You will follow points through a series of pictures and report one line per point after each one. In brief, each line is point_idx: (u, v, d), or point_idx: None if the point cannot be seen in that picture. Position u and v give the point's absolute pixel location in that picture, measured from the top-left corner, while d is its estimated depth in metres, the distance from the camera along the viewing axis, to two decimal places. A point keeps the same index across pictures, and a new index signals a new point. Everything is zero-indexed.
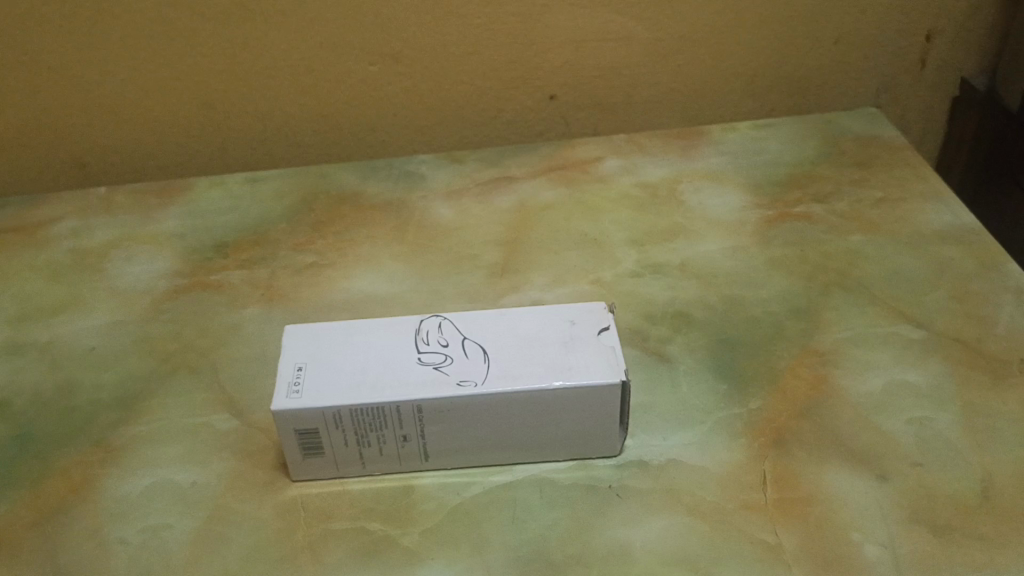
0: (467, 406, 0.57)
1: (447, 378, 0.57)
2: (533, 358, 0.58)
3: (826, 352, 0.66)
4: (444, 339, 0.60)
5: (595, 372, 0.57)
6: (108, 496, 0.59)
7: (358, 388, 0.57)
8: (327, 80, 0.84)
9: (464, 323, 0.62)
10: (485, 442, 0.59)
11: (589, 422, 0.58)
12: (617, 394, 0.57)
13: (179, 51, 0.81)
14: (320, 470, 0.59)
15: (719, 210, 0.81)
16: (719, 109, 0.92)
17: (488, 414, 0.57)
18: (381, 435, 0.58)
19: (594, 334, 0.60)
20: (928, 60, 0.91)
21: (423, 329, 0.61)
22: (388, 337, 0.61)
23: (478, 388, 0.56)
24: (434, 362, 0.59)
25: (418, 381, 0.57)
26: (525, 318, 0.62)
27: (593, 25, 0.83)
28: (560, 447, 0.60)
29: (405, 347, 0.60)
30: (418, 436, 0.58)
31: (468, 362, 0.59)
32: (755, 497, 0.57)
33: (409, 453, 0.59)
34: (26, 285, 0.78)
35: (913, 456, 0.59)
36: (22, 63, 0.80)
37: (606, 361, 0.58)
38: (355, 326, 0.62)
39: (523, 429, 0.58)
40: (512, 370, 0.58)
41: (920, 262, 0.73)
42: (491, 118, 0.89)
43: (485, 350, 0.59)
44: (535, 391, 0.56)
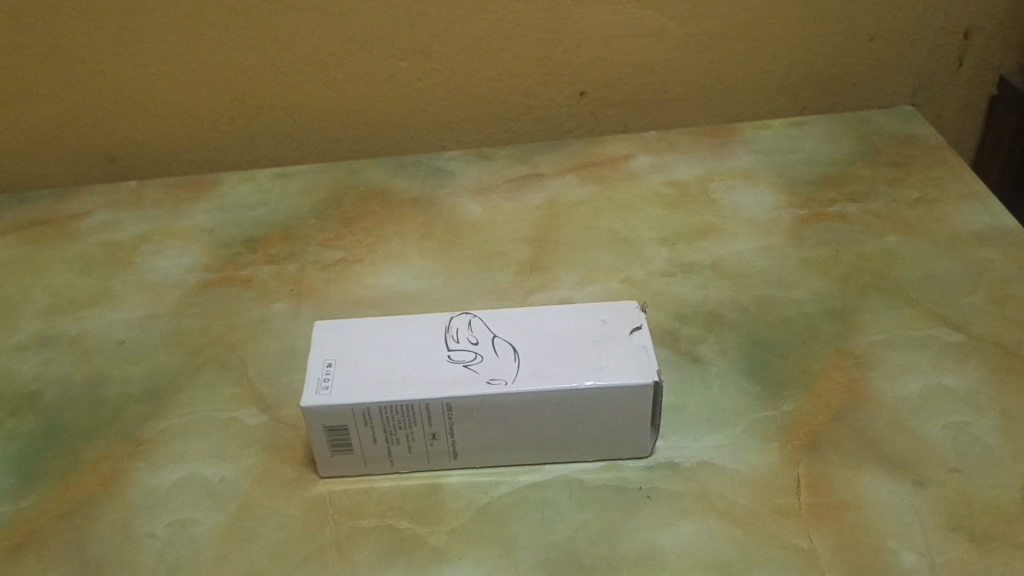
0: (496, 405, 0.56)
1: (477, 377, 0.57)
2: (563, 357, 0.58)
3: (861, 354, 0.65)
4: (474, 337, 0.60)
5: (627, 371, 0.56)
6: (137, 490, 0.59)
7: (387, 385, 0.56)
8: (357, 76, 0.84)
9: (493, 321, 0.61)
10: (514, 441, 0.58)
11: (620, 423, 0.57)
12: (649, 394, 0.56)
13: (211, 46, 0.81)
14: (348, 467, 0.59)
15: (751, 209, 0.80)
16: (752, 107, 0.91)
17: (517, 413, 0.57)
18: (410, 432, 0.57)
19: (627, 333, 0.59)
20: (966, 58, 0.89)
21: (452, 327, 0.61)
22: (417, 334, 0.60)
23: (507, 387, 0.56)
24: (463, 360, 0.58)
25: (448, 380, 0.56)
26: (555, 316, 0.61)
27: (625, 21, 0.83)
28: (590, 448, 0.59)
29: (435, 344, 0.60)
30: (447, 434, 0.57)
31: (498, 360, 0.58)
32: (788, 501, 0.56)
33: (438, 451, 0.58)
34: (57, 277, 0.78)
35: (950, 462, 0.57)
36: (55, 57, 0.81)
37: (638, 361, 0.57)
38: (384, 322, 0.61)
39: (553, 429, 0.58)
40: (543, 369, 0.57)
41: (958, 263, 0.72)
42: (520, 114, 0.89)
43: (515, 348, 0.59)
44: (566, 391, 0.56)
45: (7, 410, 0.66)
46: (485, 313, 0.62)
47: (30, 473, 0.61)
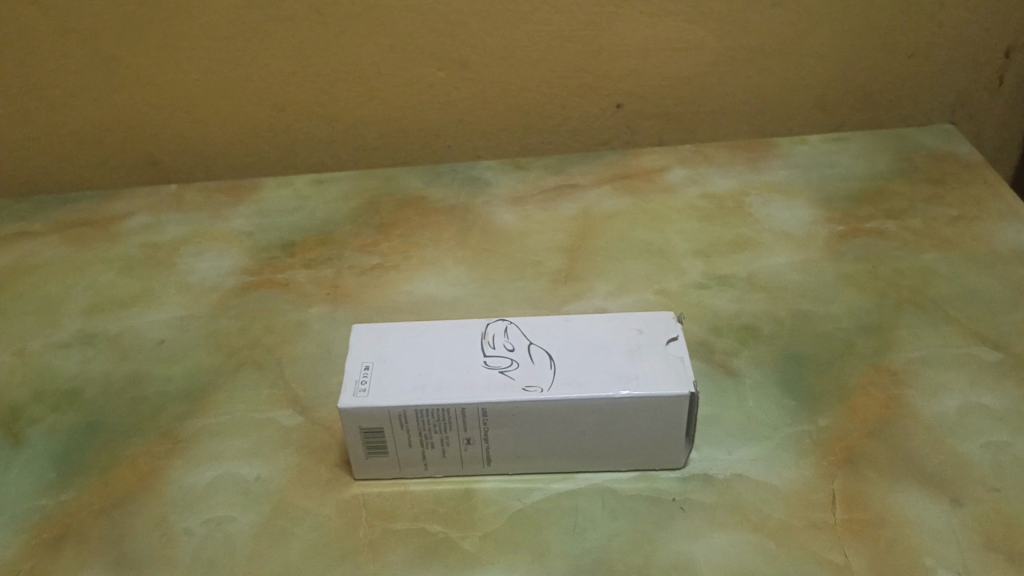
0: (532, 412, 0.56)
1: (513, 383, 0.57)
2: (598, 365, 0.58)
3: (898, 371, 0.64)
4: (510, 343, 0.60)
5: (663, 380, 0.56)
6: (174, 487, 0.60)
7: (423, 388, 0.57)
8: (395, 86, 0.85)
9: (529, 328, 0.61)
10: (549, 448, 0.58)
11: (655, 433, 0.57)
12: (685, 405, 0.56)
13: (254, 52, 0.82)
14: (383, 470, 0.60)
15: (787, 223, 0.80)
16: (788, 121, 0.91)
17: (552, 421, 0.57)
18: (445, 436, 0.58)
19: (663, 342, 0.59)
20: (1007, 77, 0.88)
21: (489, 333, 0.61)
22: (455, 339, 0.61)
23: (543, 394, 0.56)
24: (499, 366, 0.58)
25: (484, 385, 0.57)
26: (591, 325, 0.61)
27: (663, 34, 0.83)
28: (623, 457, 0.59)
29: (471, 349, 0.60)
30: (481, 440, 0.58)
31: (533, 367, 0.58)
32: (823, 516, 0.55)
33: (472, 456, 0.59)
34: (99, 277, 0.80)
35: (989, 481, 0.57)
36: (102, 62, 0.83)
37: (674, 372, 0.57)
38: (421, 327, 0.62)
39: (587, 437, 0.58)
40: (578, 378, 0.57)
41: (996, 282, 0.71)
42: (556, 125, 0.89)
43: (551, 355, 0.59)
44: (601, 399, 0.56)
45: (50, 405, 0.67)
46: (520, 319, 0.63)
47: (70, 468, 0.62)
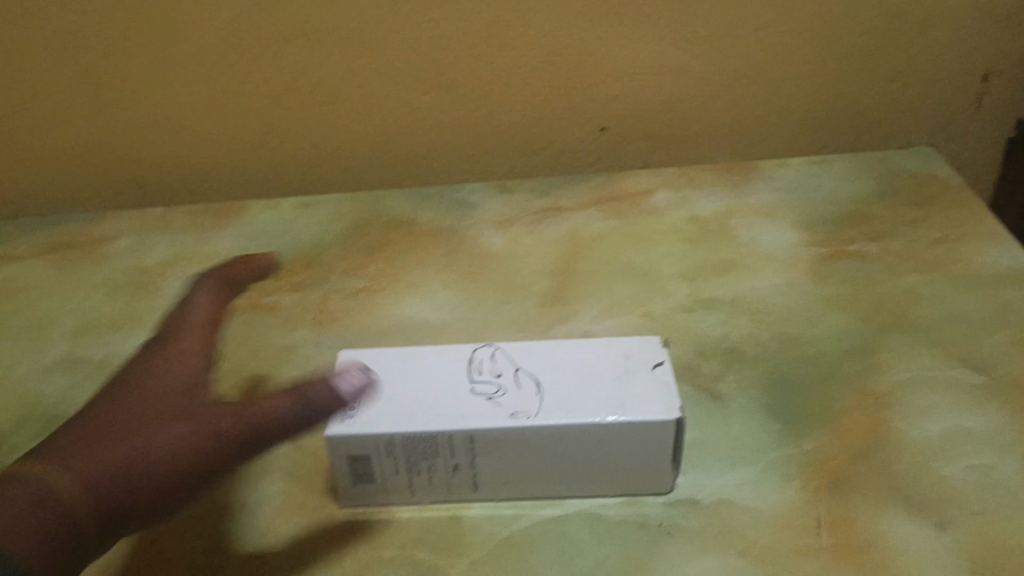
0: (519, 438, 0.56)
1: (500, 410, 0.57)
2: (585, 391, 0.58)
3: (882, 394, 0.65)
4: (498, 370, 0.61)
5: (650, 406, 0.57)
6: (159, 514, 0.60)
7: (410, 415, 0.57)
8: (382, 109, 0.86)
9: (516, 355, 0.62)
10: (537, 474, 0.58)
11: (642, 457, 0.57)
12: (672, 430, 0.56)
13: (241, 75, 0.83)
14: (370, 498, 0.59)
15: (771, 246, 0.80)
16: (772, 144, 0.92)
17: (539, 447, 0.57)
18: (432, 463, 0.58)
19: (649, 367, 0.60)
20: (986, 100, 0.90)
21: (476, 359, 0.62)
22: (442, 366, 0.61)
23: (530, 421, 0.56)
24: (486, 392, 0.59)
25: (471, 412, 0.57)
26: (578, 351, 0.62)
27: (648, 58, 0.84)
28: (610, 483, 0.59)
29: (458, 376, 0.60)
30: (469, 466, 0.58)
31: (520, 394, 0.58)
32: (810, 541, 0.56)
33: (459, 482, 0.59)
34: (84, 301, 0.79)
35: (972, 504, 0.57)
36: (88, 84, 0.82)
37: (661, 397, 0.57)
38: (408, 353, 0.62)
39: (574, 463, 0.58)
40: (565, 403, 0.57)
41: (978, 304, 0.72)
42: (542, 147, 0.90)
43: (538, 381, 0.59)
44: (587, 425, 0.56)
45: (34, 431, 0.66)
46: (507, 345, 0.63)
47: None
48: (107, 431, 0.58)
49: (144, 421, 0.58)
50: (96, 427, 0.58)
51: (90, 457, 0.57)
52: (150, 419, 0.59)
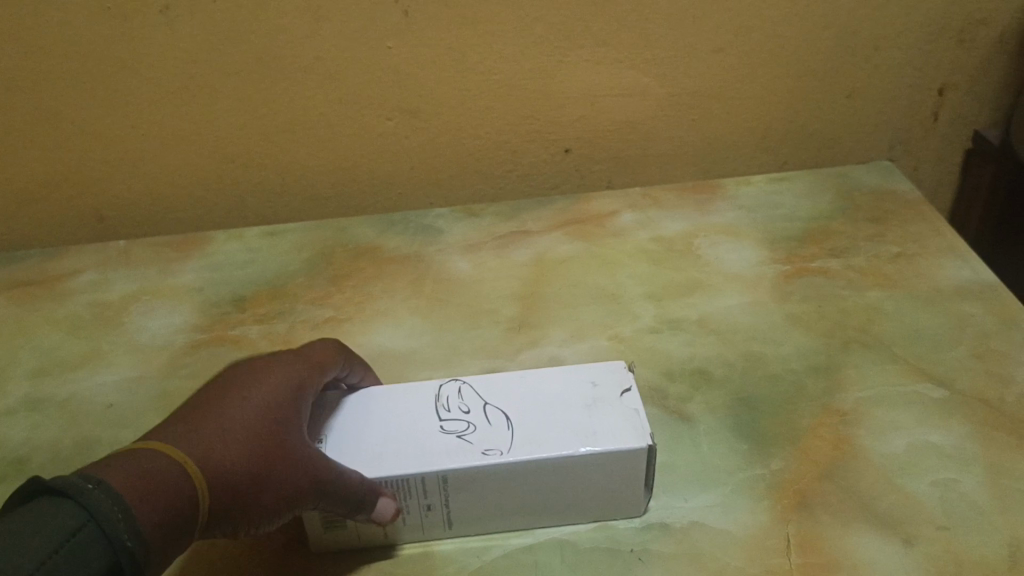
0: (494, 475, 0.56)
1: (472, 448, 0.57)
2: (556, 423, 0.58)
3: (847, 412, 0.66)
4: (465, 406, 0.61)
5: (622, 434, 0.57)
6: None
7: (379, 457, 0.57)
8: (346, 137, 0.85)
9: (483, 389, 0.62)
10: (511, 508, 0.58)
11: (617, 486, 0.58)
12: (644, 458, 0.57)
13: (202, 106, 0.82)
14: (339, 544, 0.58)
15: (736, 264, 0.81)
16: (734, 162, 0.93)
17: (512, 483, 0.57)
18: (405, 504, 0.57)
19: (619, 394, 0.60)
20: (942, 114, 0.91)
21: (443, 394, 0.62)
22: (410, 403, 0.61)
23: (504, 457, 0.56)
24: (456, 430, 0.59)
25: (443, 451, 0.57)
26: (545, 381, 0.62)
27: (609, 81, 0.84)
28: (583, 512, 0.59)
29: (427, 413, 0.60)
30: (442, 505, 0.57)
31: (491, 430, 0.58)
32: (780, 562, 0.56)
33: (433, 522, 0.58)
34: (45, 339, 0.78)
35: (938, 519, 0.58)
36: (45, 119, 0.81)
37: (632, 425, 0.58)
38: (371, 394, 0.62)
39: (547, 495, 0.58)
40: (538, 438, 0.57)
41: (939, 319, 0.73)
42: (507, 171, 0.90)
43: (507, 416, 0.59)
44: (561, 459, 0.56)
45: None
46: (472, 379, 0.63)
47: None
48: (249, 454, 0.48)
49: (287, 462, 0.50)
50: (252, 450, 0.49)
51: (217, 453, 0.48)
52: (279, 430, 0.51)
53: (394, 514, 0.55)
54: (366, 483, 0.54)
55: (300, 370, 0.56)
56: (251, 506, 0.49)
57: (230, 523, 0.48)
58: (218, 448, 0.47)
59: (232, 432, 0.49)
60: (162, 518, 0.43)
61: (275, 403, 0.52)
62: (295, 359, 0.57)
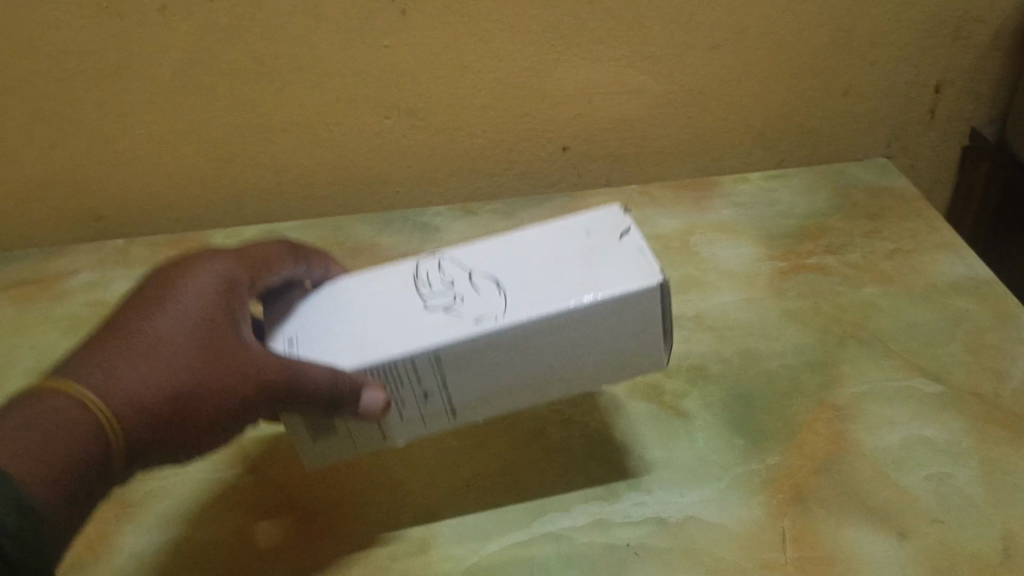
0: (491, 343, 0.54)
1: (461, 318, 0.55)
2: (549, 281, 0.56)
3: (842, 407, 0.66)
4: (448, 279, 0.59)
5: (622, 276, 0.54)
6: (121, 555, 0.59)
7: (362, 347, 0.55)
8: (343, 135, 0.86)
9: (466, 261, 0.60)
10: (514, 384, 0.56)
11: (628, 340, 0.55)
12: (655, 298, 0.54)
13: (199, 105, 0.82)
14: (333, 450, 0.58)
15: (731, 261, 0.81)
16: (729, 160, 0.93)
17: (509, 353, 0.55)
18: (401, 393, 0.56)
19: (613, 236, 0.58)
20: (938, 111, 0.92)
21: (423, 273, 0.60)
22: (390, 289, 0.60)
23: (496, 322, 0.54)
24: (442, 303, 0.57)
25: (428, 328, 0.55)
26: (535, 241, 0.60)
27: (605, 79, 0.85)
28: (595, 378, 0.57)
29: (409, 292, 0.59)
30: (439, 390, 0.56)
31: (479, 297, 0.56)
32: (775, 555, 0.56)
33: (436, 410, 0.57)
34: (44, 338, 0.78)
35: (932, 513, 0.58)
36: (42, 118, 0.82)
37: (635, 264, 0.55)
38: (351, 289, 0.61)
39: (552, 366, 0.56)
40: (533, 297, 0.55)
41: (934, 314, 0.73)
42: (504, 169, 0.90)
43: (494, 281, 0.57)
44: (563, 315, 0.54)
45: None
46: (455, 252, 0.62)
47: None
48: (168, 373, 0.51)
49: (214, 368, 0.53)
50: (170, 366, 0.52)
51: (134, 377, 0.50)
52: (198, 350, 0.53)
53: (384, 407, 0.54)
54: (338, 380, 0.52)
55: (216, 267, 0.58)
56: (185, 418, 0.52)
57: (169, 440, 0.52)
58: (134, 372, 0.50)
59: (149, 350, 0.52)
60: (63, 461, 0.46)
61: (195, 311, 0.54)
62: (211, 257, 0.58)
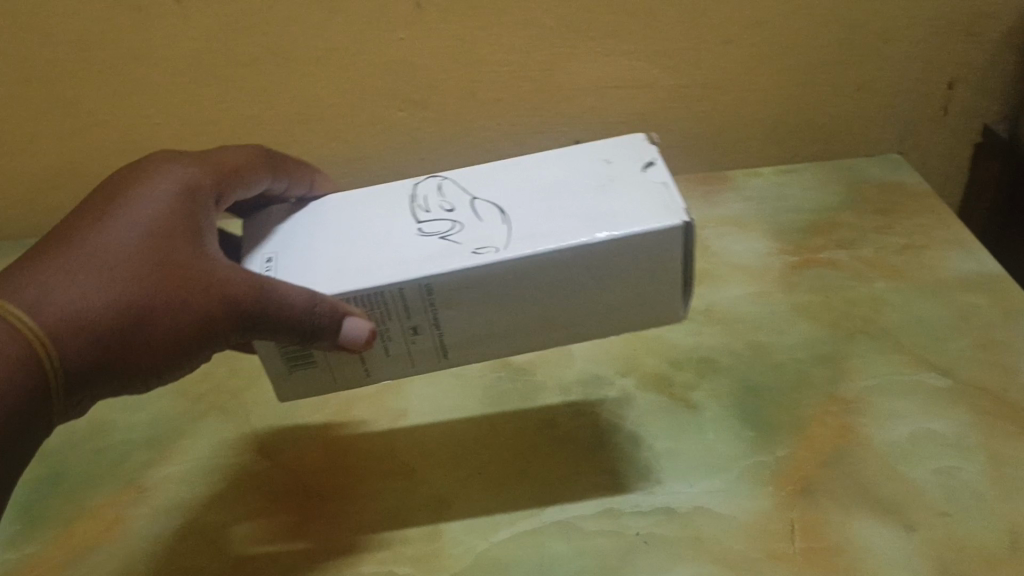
0: (489, 275, 0.52)
1: (462, 247, 0.53)
2: (559, 212, 0.54)
3: (851, 400, 0.66)
4: (449, 205, 0.58)
5: (643, 213, 0.52)
6: (137, 538, 0.60)
7: (349, 271, 0.54)
8: (358, 127, 0.87)
9: (472, 186, 0.59)
10: (508, 324, 0.55)
11: (644, 283, 0.54)
12: (679, 239, 0.52)
13: (215, 95, 0.83)
14: (310, 382, 0.58)
15: (742, 255, 0.82)
16: (741, 155, 0.94)
17: (508, 289, 0.53)
18: (387, 327, 0.55)
19: (632, 171, 0.56)
20: (951, 108, 0.92)
21: (422, 198, 0.59)
22: (386, 210, 0.59)
23: (498, 254, 0.52)
24: (439, 230, 0.56)
25: (424, 256, 0.53)
26: (547, 171, 0.59)
27: (618, 73, 0.85)
28: (597, 322, 0.56)
29: (404, 215, 0.58)
30: (430, 327, 0.55)
31: (481, 226, 0.55)
32: (782, 546, 0.56)
33: (423, 348, 0.56)
34: None
35: (940, 506, 0.58)
36: (61, 108, 0.83)
37: (660, 202, 0.53)
38: (344, 211, 0.60)
39: (551, 304, 0.54)
40: (541, 230, 0.53)
41: (944, 309, 0.73)
42: (516, 162, 0.91)
43: (499, 209, 0.56)
44: (574, 250, 0.52)
45: None
46: (458, 177, 0.61)
47: (33, 520, 0.62)
48: (117, 286, 0.50)
49: (169, 282, 0.51)
50: (124, 280, 0.50)
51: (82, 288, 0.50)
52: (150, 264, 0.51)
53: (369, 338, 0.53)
54: (311, 304, 0.51)
55: (183, 181, 0.57)
56: (140, 333, 0.51)
57: (121, 357, 0.51)
58: (84, 286, 0.49)
59: (104, 262, 0.51)
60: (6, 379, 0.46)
61: (150, 223, 0.53)
62: (179, 169, 0.58)
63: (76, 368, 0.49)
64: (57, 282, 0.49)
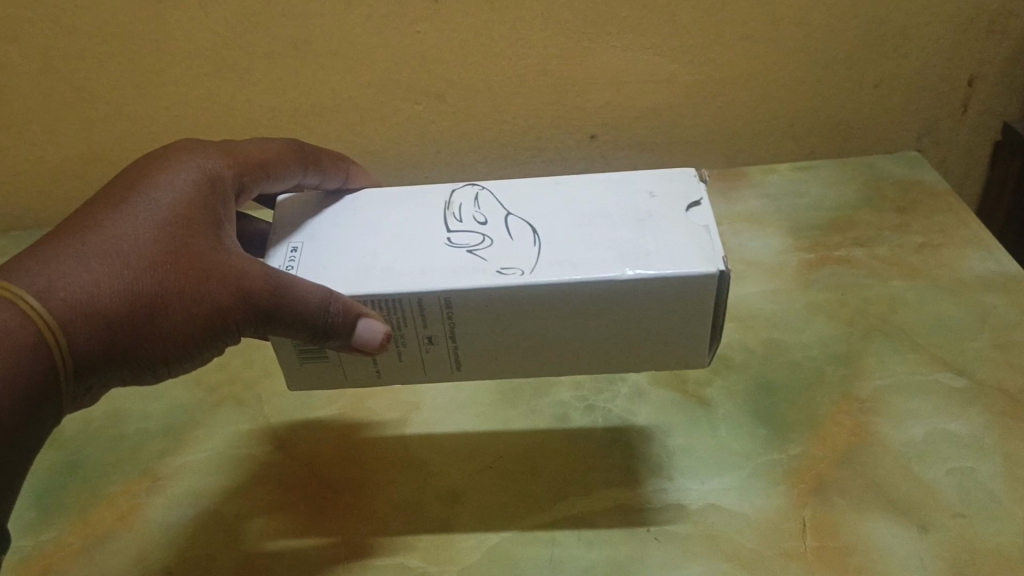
0: (512, 298, 0.52)
1: (488, 266, 0.53)
2: (597, 241, 0.54)
3: (866, 399, 0.66)
4: (484, 218, 0.57)
5: (682, 257, 0.52)
6: (152, 526, 0.61)
7: (370, 274, 0.54)
8: (374, 119, 0.87)
9: (510, 201, 0.59)
10: (525, 342, 0.55)
11: (674, 320, 0.53)
12: (714, 286, 0.51)
13: (232, 87, 0.83)
14: (321, 376, 0.58)
15: (758, 252, 0.82)
16: (757, 151, 0.93)
17: (529, 310, 0.53)
18: (403, 334, 0.54)
19: (678, 210, 0.55)
20: (971, 106, 0.91)
21: (457, 207, 0.59)
22: (421, 216, 0.59)
23: (524, 278, 0.52)
24: (469, 244, 0.55)
25: (449, 269, 0.53)
26: (588, 194, 0.58)
27: (635, 67, 0.85)
28: (616, 351, 0.55)
29: (437, 222, 0.58)
30: (445, 338, 0.54)
31: (511, 245, 0.55)
32: (794, 544, 0.56)
33: (437, 357, 0.56)
34: None
35: (954, 507, 0.58)
36: (79, 99, 0.83)
37: (700, 245, 0.52)
38: (376, 210, 0.60)
39: (568, 327, 0.54)
40: (570, 257, 0.53)
41: (962, 309, 0.73)
42: (531, 156, 0.91)
43: (533, 229, 0.56)
44: (602, 281, 0.51)
45: None
46: (497, 190, 0.60)
47: (49, 507, 0.63)
48: (131, 275, 0.50)
49: (183, 274, 0.51)
50: (141, 268, 0.51)
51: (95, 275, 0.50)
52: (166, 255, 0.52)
53: (384, 337, 0.52)
54: (327, 302, 0.50)
55: (206, 171, 0.57)
56: (152, 322, 0.51)
57: (132, 346, 0.51)
58: (97, 274, 0.50)
59: (121, 250, 0.51)
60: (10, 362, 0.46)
61: (169, 212, 0.53)
62: (202, 158, 0.58)
63: (88, 353, 0.50)
64: (70, 269, 0.50)
